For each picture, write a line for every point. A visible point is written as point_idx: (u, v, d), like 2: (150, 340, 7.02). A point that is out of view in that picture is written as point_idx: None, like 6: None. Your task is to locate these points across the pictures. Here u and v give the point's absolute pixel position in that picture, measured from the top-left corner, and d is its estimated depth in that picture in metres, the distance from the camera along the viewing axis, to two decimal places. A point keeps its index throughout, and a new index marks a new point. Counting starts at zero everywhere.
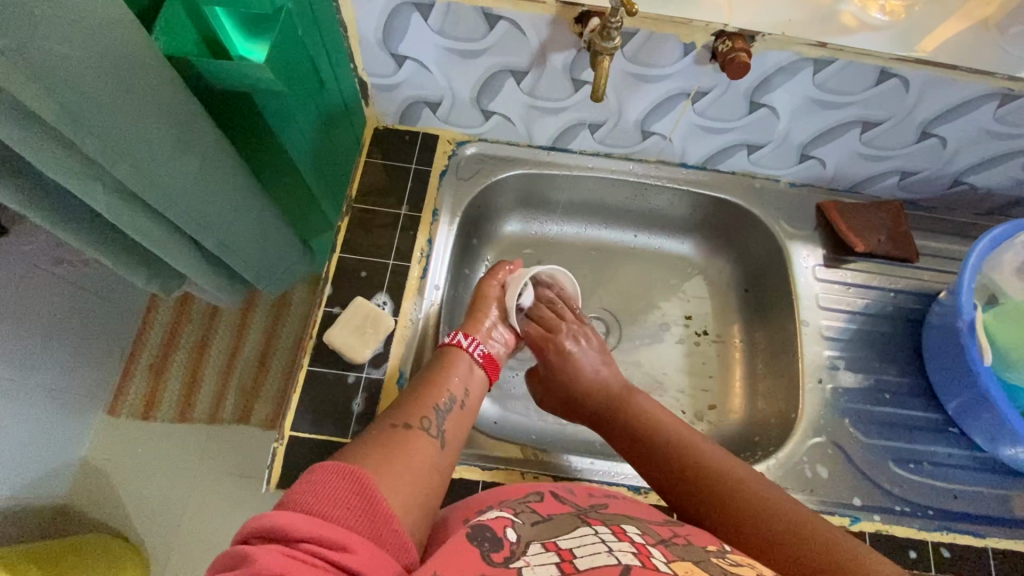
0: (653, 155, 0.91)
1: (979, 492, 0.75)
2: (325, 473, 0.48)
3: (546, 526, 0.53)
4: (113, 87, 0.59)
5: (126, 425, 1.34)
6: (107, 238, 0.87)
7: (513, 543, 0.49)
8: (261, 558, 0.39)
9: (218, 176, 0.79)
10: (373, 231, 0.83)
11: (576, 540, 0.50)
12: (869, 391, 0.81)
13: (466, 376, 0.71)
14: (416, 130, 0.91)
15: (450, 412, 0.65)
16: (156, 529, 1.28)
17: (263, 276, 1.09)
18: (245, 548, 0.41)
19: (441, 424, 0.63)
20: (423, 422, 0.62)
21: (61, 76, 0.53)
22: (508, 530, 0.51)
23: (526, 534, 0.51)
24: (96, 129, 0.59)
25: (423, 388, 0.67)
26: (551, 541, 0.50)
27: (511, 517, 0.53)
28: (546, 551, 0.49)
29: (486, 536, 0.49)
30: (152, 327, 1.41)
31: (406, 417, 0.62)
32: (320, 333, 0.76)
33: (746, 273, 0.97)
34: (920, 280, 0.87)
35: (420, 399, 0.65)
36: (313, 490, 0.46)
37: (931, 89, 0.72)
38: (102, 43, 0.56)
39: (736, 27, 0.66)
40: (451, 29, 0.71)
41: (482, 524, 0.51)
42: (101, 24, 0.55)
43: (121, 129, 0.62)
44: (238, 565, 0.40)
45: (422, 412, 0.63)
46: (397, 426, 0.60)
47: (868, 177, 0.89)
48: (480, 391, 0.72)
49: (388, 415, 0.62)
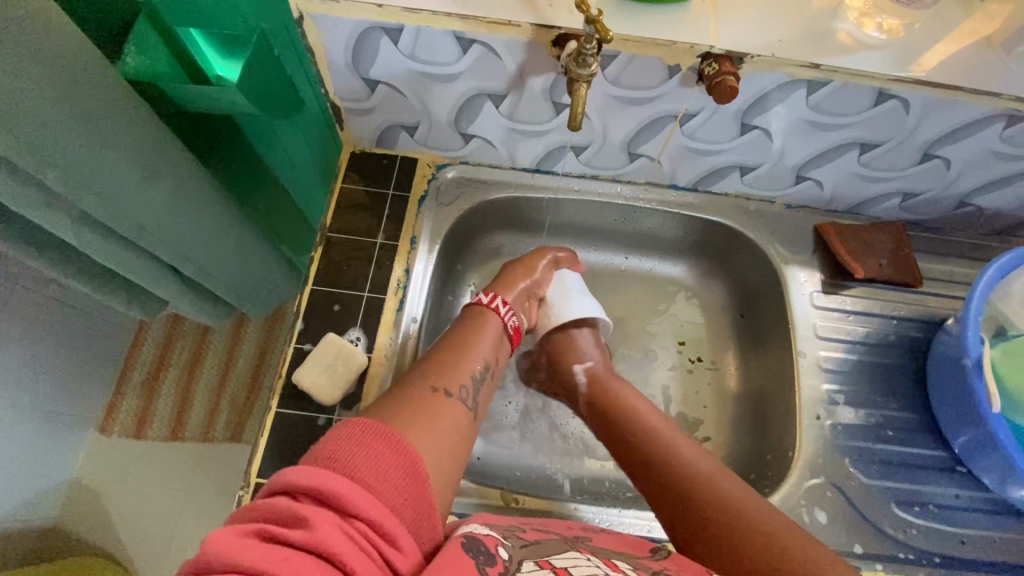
0: (641, 177, 0.87)
1: (989, 538, 0.71)
2: (379, 444, 0.49)
3: (535, 548, 0.52)
4: (77, 120, 0.55)
5: (117, 444, 1.27)
6: (85, 264, 0.82)
7: (506, 561, 0.48)
8: (322, 530, 0.40)
9: (195, 203, 0.74)
10: (348, 261, 0.80)
11: (570, 561, 0.50)
12: (870, 427, 0.77)
13: (494, 344, 0.73)
14: (394, 154, 0.88)
15: (484, 381, 0.69)
16: (146, 554, 1.22)
17: (248, 298, 1.01)
18: (303, 512, 0.41)
19: (475, 395, 0.66)
20: (460, 391, 0.64)
21: (17, 114, 0.50)
22: (501, 549, 0.49)
23: (518, 553, 0.50)
24: (60, 163, 0.56)
25: (459, 353, 0.69)
26: (544, 559, 0.50)
27: (501, 539, 0.51)
28: (541, 568, 0.48)
29: (480, 550, 0.48)
30: (144, 343, 1.32)
31: (444, 383, 0.63)
32: (289, 372, 0.72)
33: (741, 296, 0.93)
34: (923, 306, 0.83)
35: (457, 362, 0.67)
36: (369, 462, 0.47)
37: (932, 111, 0.68)
38: (63, 77, 0.52)
39: (723, 48, 0.62)
40: (423, 53, 0.68)
41: (474, 538, 0.49)
42: (63, 57, 0.51)
43: (87, 163, 0.58)
44: (292, 528, 0.40)
45: (460, 380, 0.65)
46: (436, 390, 0.62)
47: (868, 198, 0.84)
48: (505, 359, 0.75)
49: (424, 376, 0.64)
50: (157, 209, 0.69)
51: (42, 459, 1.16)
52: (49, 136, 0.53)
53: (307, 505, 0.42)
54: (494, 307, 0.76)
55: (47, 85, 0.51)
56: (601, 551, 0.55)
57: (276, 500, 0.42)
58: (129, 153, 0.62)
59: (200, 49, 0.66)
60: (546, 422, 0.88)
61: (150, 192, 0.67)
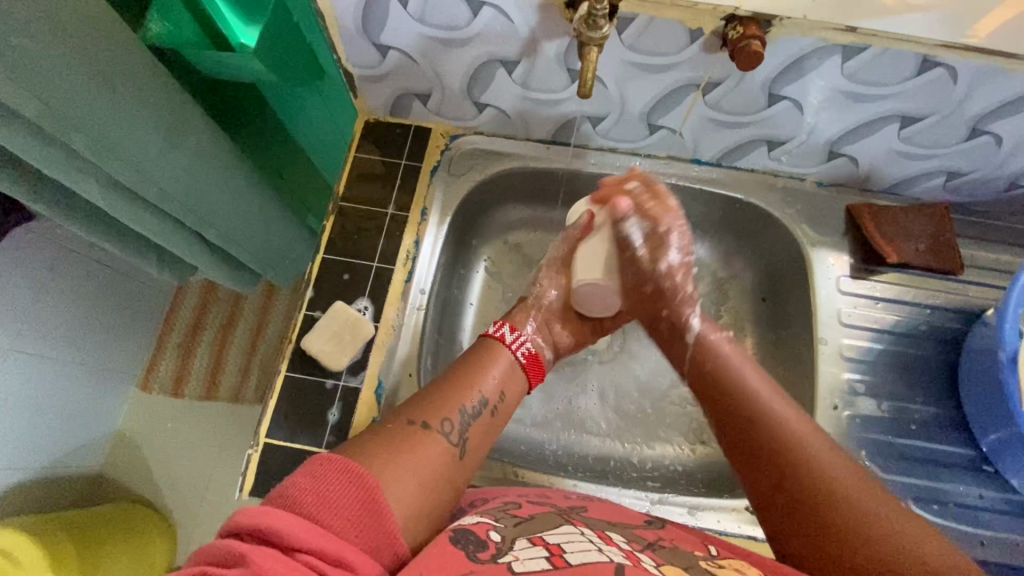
0: (662, 149, 0.83)
1: (1014, 542, 0.67)
2: (330, 475, 0.46)
3: (528, 525, 0.49)
4: (99, 88, 0.55)
5: (158, 399, 1.31)
6: (116, 228, 0.83)
7: (498, 543, 0.45)
8: (257, 562, 0.37)
9: (220, 168, 0.74)
10: (360, 231, 0.80)
11: (562, 537, 0.47)
12: (892, 421, 0.73)
13: (503, 377, 0.68)
14: (408, 123, 0.87)
15: (477, 416, 0.62)
16: (185, 500, 1.26)
17: (274, 267, 1.01)
18: (242, 546, 0.38)
19: (463, 429, 0.60)
20: (442, 425, 0.59)
21: (45, 77, 0.51)
22: (492, 533, 0.47)
23: (511, 533, 0.47)
24: (87, 127, 0.57)
25: (453, 389, 0.63)
26: (537, 536, 0.47)
27: (493, 522, 0.49)
28: (534, 546, 0.45)
29: (470, 540, 0.45)
30: (182, 307, 1.36)
31: (423, 415, 0.59)
32: (299, 337, 0.74)
33: (766, 279, 0.88)
34: (963, 295, 0.78)
35: (445, 397, 0.62)
36: (318, 494, 0.44)
37: (983, 81, 0.62)
38: (87, 43, 0.53)
39: (749, 10, 0.58)
40: (432, 16, 0.66)
41: (462, 530, 0.47)
42: (82, 19, 0.52)
43: (116, 130, 0.59)
44: (233, 564, 0.37)
45: (445, 414, 0.60)
46: (414, 424, 0.57)
47: (909, 177, 0.78)
48: (517, 395, 0.69)
49: (405, 410, 0.60)
50: (183, 174, 0.69)
51: (92, 416, 1.22)
52: (78, 98, 0.54)
53: (247, 543, 0.39)
54: (501, 338, 0.72)
55: (74, 44, 0.52)
56: (592, 522, 0.52)
57: (221, 541, 0.40)
58: (152, 119, 0.62)
59: (221, 16, 0.66)
60: (555, 397, 0.88)
61: (175, 152, 0.67)
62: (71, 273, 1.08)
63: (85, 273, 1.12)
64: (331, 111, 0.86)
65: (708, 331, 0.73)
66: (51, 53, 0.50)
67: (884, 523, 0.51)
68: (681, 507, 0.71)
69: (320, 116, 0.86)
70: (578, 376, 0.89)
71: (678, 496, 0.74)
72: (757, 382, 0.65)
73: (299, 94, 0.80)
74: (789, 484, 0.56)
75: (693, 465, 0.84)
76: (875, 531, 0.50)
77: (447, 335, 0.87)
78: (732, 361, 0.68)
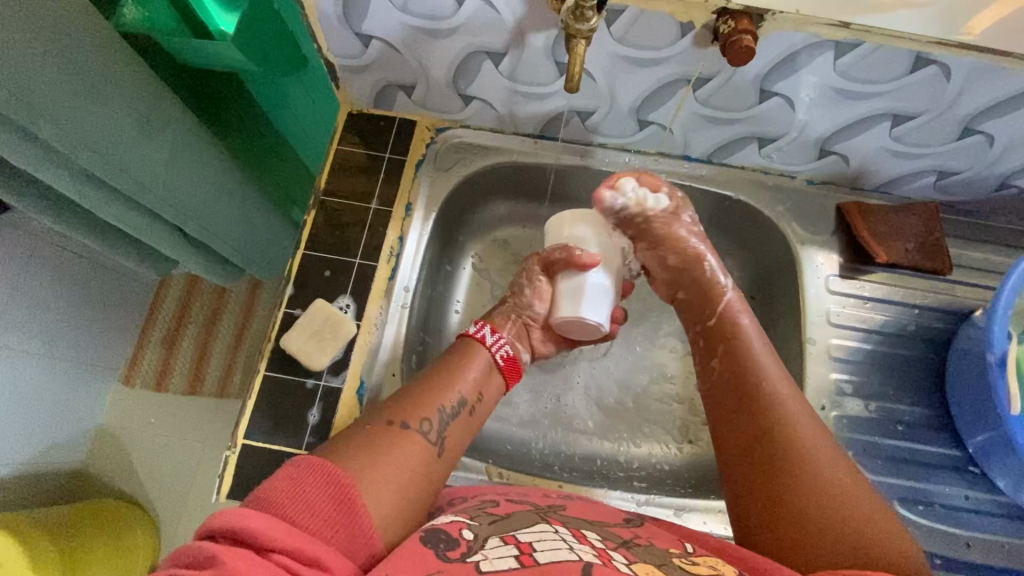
0: (652, 146, 0.82)
1: (997, 543, 0.68)
2: (309, 476, 0.46)
3: (503, 523, 0.48)
4: (67, 78, 0.53)
5: (139, 396, 1.28)
6: (89, 221, 0.80)
7: (471, 541, 0.44)
8: (230, 563, 0.36)
9: (197, 160, 0.71)
10: (342, 227, 0.78)
11: (535, 535, 0.46)
12: (880, 422, 0.73)
13: (482, 378, 0.66)
14: (392, 115, 0.84)
15: (456, 416, 0.60)
16: (166, 498, 1.24)
17: (256, 261, 0.99)
18: (214, 547, 0.37)
19: (443, 428, 0.58)
20: (421, 425, 0.57)
21: (7, 64, 0.48)
22: (465, 531, 0.46)
23: (484, 531, 0.46)
24: (57, 118, 0.54)
25: (431, 388, 0.61)
26: (510, 535, 0.46)
27: (467, 520, 0.48)
28: (505, 544, 0.44)
29: (440, 539, 0.44)
30: (163, 301, 1.33)
31: (402, 415, 0.57)
32: (279, 336, 0.72)
33: (755, 278, 0.88)
34: (951, 295, 0.77)
35: (425, 395, 0.60)
36: (295, 496, 0.43)
37: (976, 80, 0.61)
38: (52, 28, 0.50)
39: (741, 4, 0.56)
40: (415, 5, 0.63)
41: (434, 529, 0.46)
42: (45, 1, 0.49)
43: (88, 121, 0.56)
44: (204, 566, 0.36)
45: (424, 413, 0.58)
46: (393, 425, 0.55)
47: (899, 176, 0.78)
48: (496, 395, 0.67)
49: (384, 409, 0.58)
50: (159, 166, 0.66)
51: (69, 413, 1.19)
52: (44, 87, 0.51)
53: (222, 544, 0.38)
54: (481, 339, 0.69)
55: (38, 28, 0.49)
56: (575, 522, 0.51)
57: (197, 541, 0.39)
58: (126, 109, 0.59)
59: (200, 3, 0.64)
60: (542, 396, 0.87)
61: (152, 145, 0.64)
62: (45, 267, 1.05)
63: (59, 268, 1.08)
64: (313, 102, 0.84)
65: (738, 305, 0.70)
66: (11, 39, 0.47)
67: (853, 515, 0.52)
68: (667, 509, 0.71)
69: (301, 106, 0.83)
70: (566, 375, 0.88)
71: (665, 497, 0.73)
72: (761, 345, 0.66)
73: (279, 83, 0.77)
74: (770, 458, 0.57)
75: (680, 465, 0.84)
76: (840, 515, 0.52)
77: (432, 333, 0.85)
78: (750, 334, 0.67)
